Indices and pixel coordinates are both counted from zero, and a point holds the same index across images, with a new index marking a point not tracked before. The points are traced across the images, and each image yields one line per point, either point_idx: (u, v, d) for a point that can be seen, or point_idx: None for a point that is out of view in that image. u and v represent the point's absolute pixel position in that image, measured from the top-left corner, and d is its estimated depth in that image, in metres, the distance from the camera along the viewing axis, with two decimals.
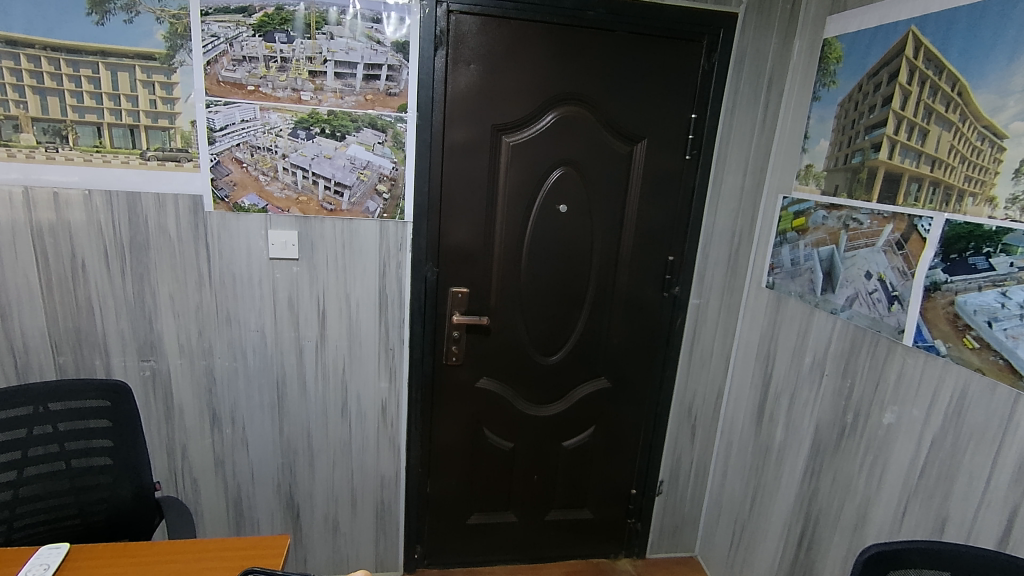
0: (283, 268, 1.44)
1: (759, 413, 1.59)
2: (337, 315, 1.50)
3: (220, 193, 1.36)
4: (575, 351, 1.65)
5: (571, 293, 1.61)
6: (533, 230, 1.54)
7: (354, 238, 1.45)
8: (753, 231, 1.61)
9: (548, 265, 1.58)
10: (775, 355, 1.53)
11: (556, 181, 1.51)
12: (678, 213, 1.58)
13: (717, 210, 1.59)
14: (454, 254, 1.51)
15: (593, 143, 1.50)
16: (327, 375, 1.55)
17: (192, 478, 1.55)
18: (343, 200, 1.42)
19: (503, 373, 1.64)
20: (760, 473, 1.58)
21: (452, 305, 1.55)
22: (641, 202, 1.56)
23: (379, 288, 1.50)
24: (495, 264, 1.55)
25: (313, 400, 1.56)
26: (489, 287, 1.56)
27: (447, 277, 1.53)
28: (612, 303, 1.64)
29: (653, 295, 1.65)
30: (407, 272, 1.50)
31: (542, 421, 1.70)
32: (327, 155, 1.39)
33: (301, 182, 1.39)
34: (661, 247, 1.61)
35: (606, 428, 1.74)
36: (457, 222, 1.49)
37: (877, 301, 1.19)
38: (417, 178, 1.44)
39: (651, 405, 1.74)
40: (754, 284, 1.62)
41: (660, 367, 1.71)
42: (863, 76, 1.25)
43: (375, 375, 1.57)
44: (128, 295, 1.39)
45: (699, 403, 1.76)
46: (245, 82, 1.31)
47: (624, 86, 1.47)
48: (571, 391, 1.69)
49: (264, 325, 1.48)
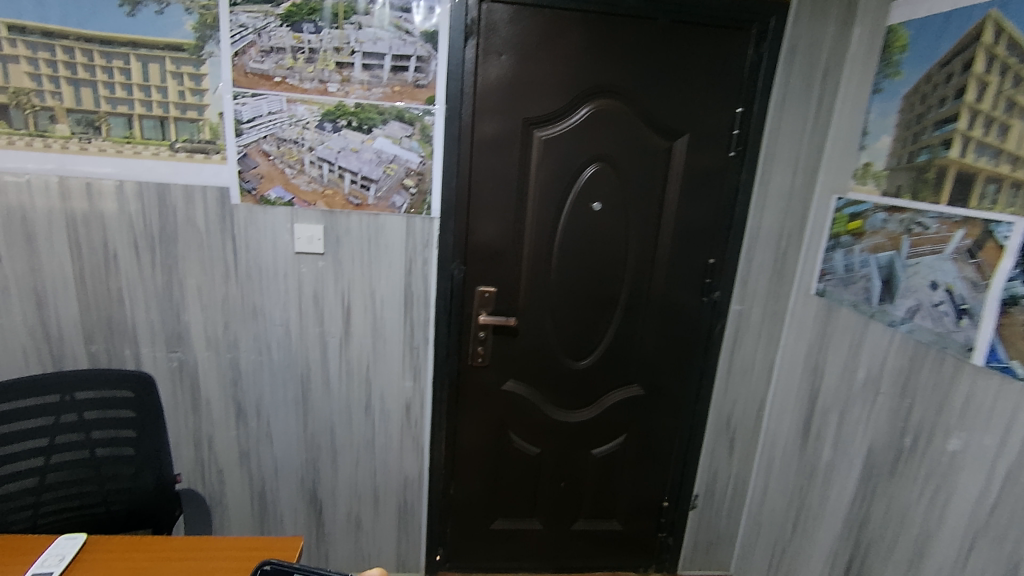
0: (308, 263, 1.42)
1: (803, 429, 1.48)
2: (361, 312, 1.48)
3: (247, 185, 1.35)
4: (606, 356, 1.58)
5: (604, 295, 1.53)
6: (564, 229, 1.47)
7: (380, 234, 1.42)
8: (804, 233, 1.49)
9: (579, 266, 1.51)
10: (824, 368, 1.41)
11: (590, 177, 1.44)
12: (721, 213, 1.49)
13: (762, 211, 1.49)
14: (481, 253, 1.46)
15: (631, 137, 1.42)
16: (351, 372, 1.52)
17: (217, 469, 1.56)
18: (369, 194, 1.39)
19: (531, 376, 1.58)
20: (805, 495, 1.47)
21: (478, 304, 1.50)
22: (680, 201, 1.47)
23: (404, 285, 1.47)
24: (524, 263, 1.49)
25: (336, 397, 1.53)
26: (518, 286, 1.51)
27: (474, 276, 1.48)
28: (647, 307, 1.55)
29: (690, 300, 1.55)
30: (433, 270, 1.46)
31: (570, 428, 1.63)
32: (353, 148, 1.36)
33: (327, 175, 1.36)
34: (701, 250, 1.51)
35: (636, 436, 1.66)
36: (485, 219, 1.44)
37: (944, 315, 1.07)
38: (445, 172, 1.39)
39: (686, 415, 1.65)
40: (802, 291, 1.51)
41: (697, 375, 1.62)
42: (932, 66, 1.13)
43: (398, 375, 1.54)
44: (158, 285, 1.39)
45: (738, 415, 1.66)
46: (273, 73, 1.29)
47: (665, 78, 1.38)
48: (602, 397, 1.62)
49: (289, 319, 1.46)
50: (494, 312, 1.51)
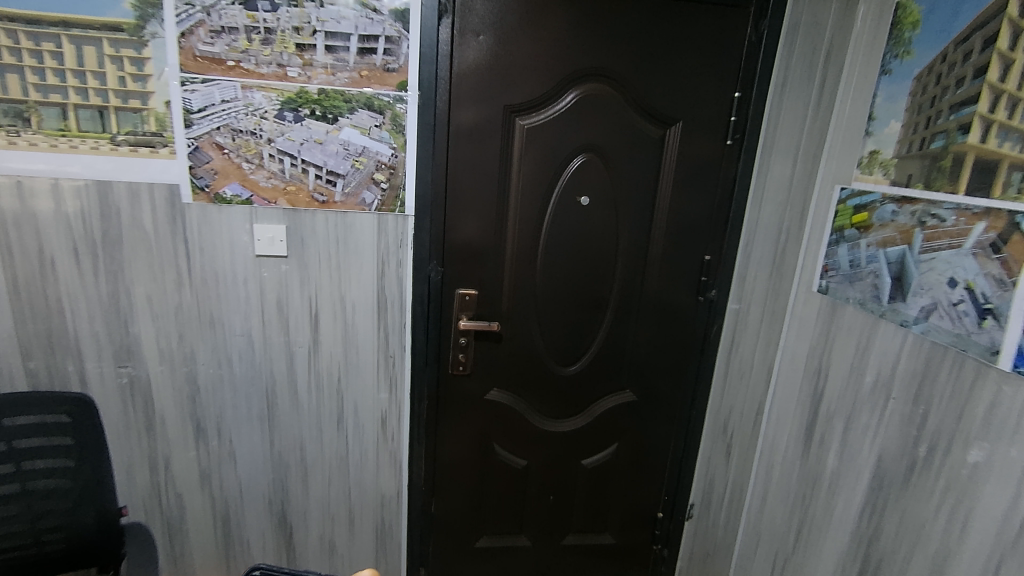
0: (270, 266, 1.30)
1: (805, 435, 1.39)
2: (331, 319, 1.36)
3: (199, 181, 1.21)
4: (597, 360, 1.48)
5: (593, 295, 1.43)
6: (550, 226, 1.37)
7: (349, 233, 1.30)
8: (804, 227, 1.40)
9: (566, 265, 1.40)
10: (828, 371, 1.33)
11: (577, 169, 1.33)
12: (717, 206, 1.39)
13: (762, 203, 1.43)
14: (461, 252, 1.35)
15: (620, 125, 1.31)
16: (321, 384, 1.40)
17: (176, 493, 1.43)
18: (336, 190, 1.26)
19: (516, 384, 1.47)
20: (807, 505, 1.39)
21: (459, 308, 1.39)
22: (673, 194, 1.37)
23: (377, 289, 1.35)
24: (507, 263, 1.38)
25: (305, 411, 1.41)
26: (500, 288, 1.40)
27: (453, 278, 1.37)
28: (639, 308, 1.45)
29: (685, 300, 1.46)
30: (408, 271, 1.34)
31: (558, 437, 1.53)
32: (317, 140, 1.23)
33: (289, 170, 1.23)
34: (696, 246, 1.41)
35: (630, 445, 1.57)
36: (463, 216, 1.33)
37: (963, 315, 0.99)
38: (420, 166, 1.27)
39: (681, 421, 1.56)
40: (801, 288, 1.42)
41: (692, 379, 1.53)
42: (950, 42, 1.04)
43: (373, 386, 1.42)
44: (102, 294, 1.26)
45: (736, 421, 1.59)
46: (225, 57, 1.15)
47: (656, 60, 1.28)
48: (593, 405, 1.52)
49: (251, 328, 1.34)
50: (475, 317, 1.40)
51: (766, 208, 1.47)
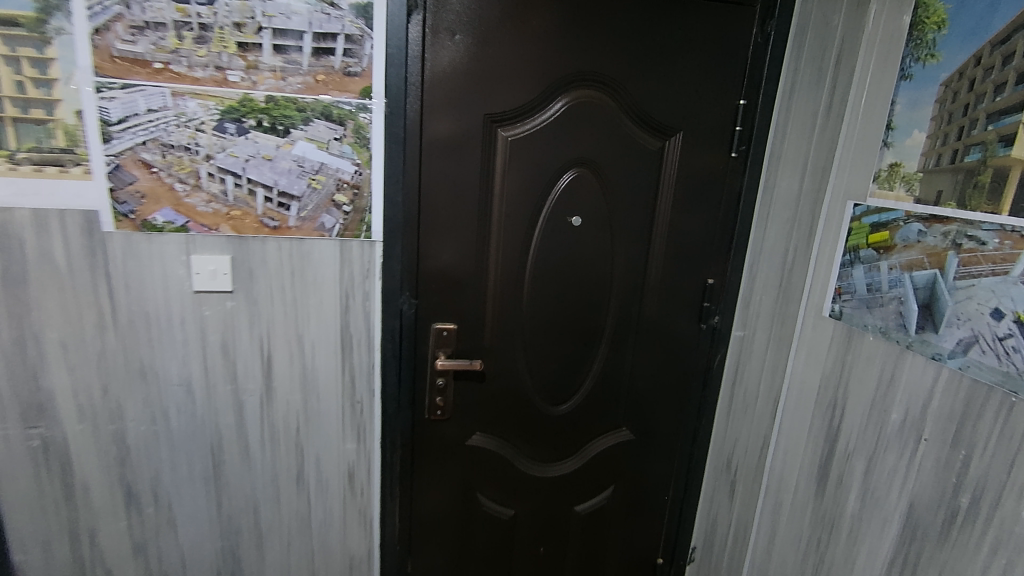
0: (213, 303, 1.10)
1: (817, 474, 1.27)
2: (286, 362, 1.17)
3: (122, 206, 1.01)
4: (590, 396, 1.33)
5: (587, 325, 1.28)
6: (537, 249, 1.21)
7: (306, 263, 1.12)
8: (812, 245, 1.27)
9: (557, 292, 1.25)
10: (845, 405, 1.20)
11: (568, 186, 1.19)
12: (719, 225, 1.26)
13: (774, 224, 1.36)
14: (437, 282, 1.18)
15: (614, 137, 1.17)
16: (277, 436, 1.21)
17: (104, 570, 1.21)
18: (290, 214, 1.08)
19: (502, 426, 1.31)
20: (820, 553, 1.25)
21: (435, 344, 1.22)
22: (673, 211, 1.24)
23: (340, 326, 1.17)
24: (489, 292, 1.22)
25: (260, 467, 1.22)
26: (482, 320, 1.24)
27: (428, 311, 1.20)
28: (637, 338, 1.31)
29: (686, 327, 1.32)
30: (376, 305, 1.17)
31: (549, 482, 1.37)
32: (266, 156, 1.04)
33: (232, 191, 1.05)
34: (698, 269, 1.28)
35: (627, 486, 1.43)
36: (437, 241, 1.16)
37: (1013, 351, 0.87)
38: (388, 185, 1.10)
39: (682, 458, 1.43)
40: (809, 312, 1.30)
41: (693, 412, 1.39)
42: (984, 43, 0.92)
43: (338, 435, 1.24)
44: (4, 342, 1.05)
45: (740, 454, 1.49)
46: (150, 57, 0.96)
47: (654, 64, 1.15)
48: (586, 446, 1.37)
49: (191, 376, 1.14)
50: (453, 353, 1.24)
51: (771, 224, 1.36)
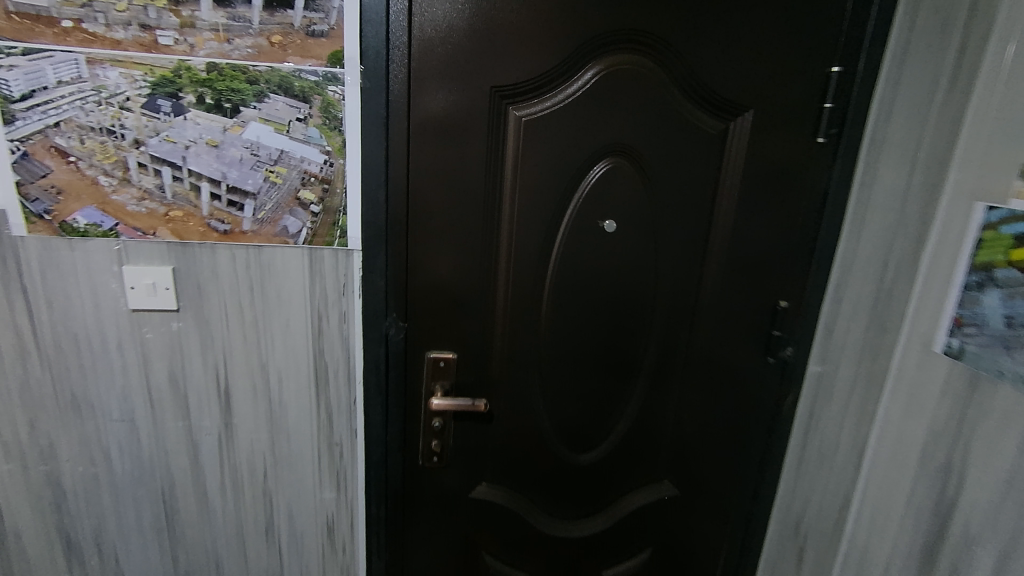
0: (154, 324, 0.89)
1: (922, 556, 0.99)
2: (247, 395, 0.95)
3: (35, 205, 0.81)
4: (624, 441, 1.08)
5: (621, 357, 1.02)
6: (559, 263, 0.96)
7: (268, 276, 0.89)
8: (922, 261, 0.94)
9: (583, 316, 0.99)
10: (965, 476, 0.91)
11: (599, 181, 0.92)
12: (798, 232, 0.98)
13: (873, 232, 1.03)
14: (433, 301, 0.95)
15: (661, 118, 0.90)
16: (242, 483, 1.00)
17: None
18: (244, 215, 0.86)
19: (514, 476, 1.07)
20: None
21: (429, 378, 0.98)
22: (736, 215, 0.96)
23: (312, 354, 0.94)
24: (497, 314, 0.98)
25: (221, 519, 1.01)
26: (488, 348, 0.99)
27: (423, 337, 0.96)
28: (684, 372, 1.05)
29: (749, 360, 1.05)
30: (356, 328, 0.94)
31: (574, 543, 1.13)
32: (210, 141, 0.82)
33: (170, 186, 0.83)
34: (767, 288, 1.00)
35: (669, 548, 1.17)
36: (429, 250, 0.92)
37: None
38: (367, 178, 0.87)
39: (739, 517, 1.16)
40: (911, 347, 0.99)
41: (755, 462, 1.13)
42: None
43: (314, 482, 1.02)
44: None
45: (811, 515, 1.20)
46: (57, 14, 0.75)
47: (716, 20, 0.87)
48: (621, 499, 1.13)
49: (133, 411, 0.93)
50: (452, 389, 1.00)
51: (867, 232, 1.05)
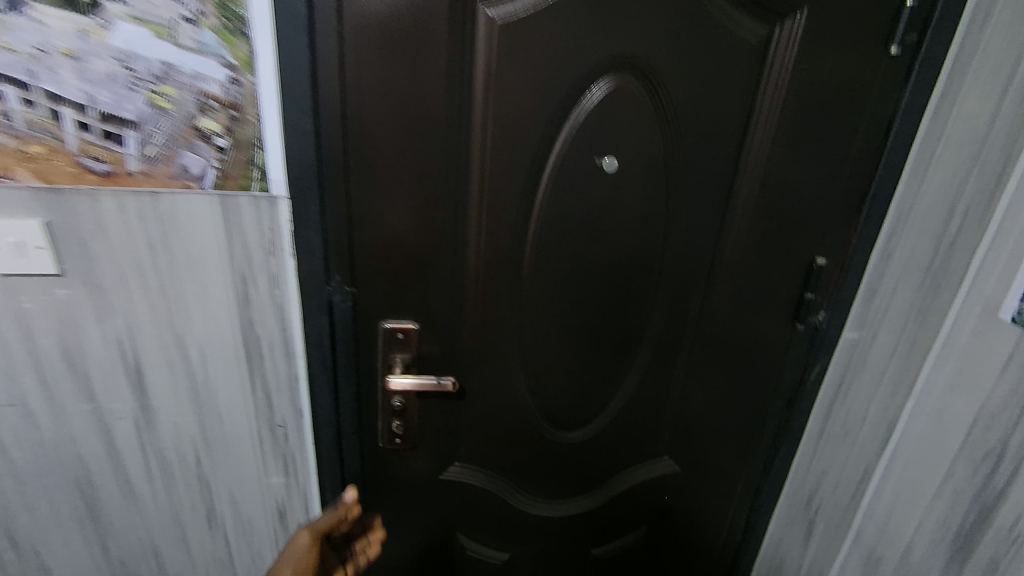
0: (29, 291, 0.70)
1: (953, 541, 0.90)
2: (164, 373, 0.79)
3: None
4: (619, 419, 0.93)
5: (619, 325, 0.85)
6: (546, 214, 0.76)
7: (171, 232, 0.70)
8: (994, 209, 0.78)
9: (575, 279, 0.81)
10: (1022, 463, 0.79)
11: (600, 108, 0.71)
12: (845, 174, 0.78)
13: (938, 177, 0.85)
14: (387, 261, 0.76)
15: (684, 22, 0.68)
16: (171, 468, 0.86)
17: None
18: (128, 153, 0.64)
19: (490, 456, 0.93)
20: None
21: (388, 350, 0.81)
22: (774, 152, 0.76)
23: (240, 325, 0.77)
24: (468, 277, 0.79)
25: (152, 507, 0.88)
26: (458, 317, 0.82)
27: (377, 304, 0.79)
28: (693, 341, 0.88)
29: (770, 327, 0.88)
30: (291, 294, 0.76)
31: (559, 524, 1.01)
32: (65, 50, 0.58)
33: (18, 113, 0.60)
34: (802, 244, 0.81)
35: (664, 525, 1.06)
36: (378, 198, 0.72)
37: None
38: (289, 104, 0.65)
39: (745, 493, 1.04)
40: (972, 311, 0.84)
41: (768, 438, 0.98)
42: None
43: (257, 466, 0.88)
44: None
45: (828, 489, 1.11)
46: None
47: None
48: (613, 479, 0.99)
49: (23, 394, 0.76)
50: (416, 363, 0.83)
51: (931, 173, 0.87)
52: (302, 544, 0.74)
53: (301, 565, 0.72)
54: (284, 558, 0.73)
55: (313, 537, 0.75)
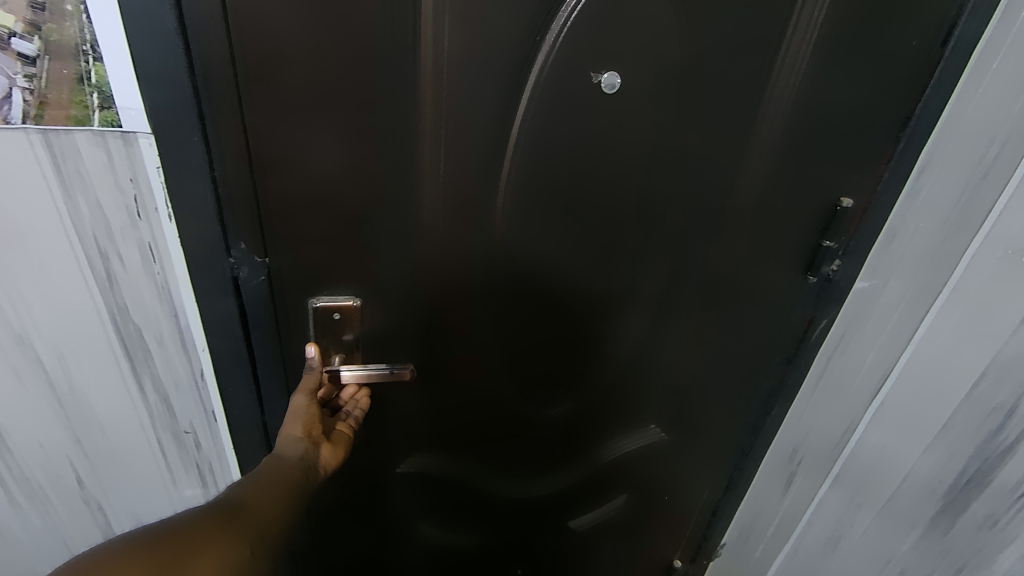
0: None
1: (944, 495, 0.83)
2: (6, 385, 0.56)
3: None
4: (604, 390, 0.80)
5: (610, 285, 0.71)
6: (523, 153, 0.59)
7: None
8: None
9: (560, 232, 0.65)
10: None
11: (592, 5, 0.53)
12: (879, 97, 0.66)
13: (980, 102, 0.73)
14: (309, 219, 0.57)
15: None
16: (47, 496, 0.65)
17: None
18: None
19: (454, 442, 0.79)
20: None
21: (320, 334, 0.63)
22: (807, 68, 0.62)
23: (109, 314, 0.55)
24: (422, 239, 0.61)
25: (29, 541, 0.68)
26: (412, 289, 0.63)
27: (303, 277, 0.60)
28: (691, 299, 0.75)
29: (776, 281, 0.77)
30: (177, 269, 0.55)
31: (534, 503, 0.90)
32: None
33: None
34: (814, 181, 0.70)
35: (645, 494, 0.97)
36: (286, 135, 0.52)
37: None
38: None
39: (732, 455, 0.96)
40: (991, 254, 0.74)
41: (761, 398, 0.89)
42: None
43: (164, 479, 0.69)
44: None
45: (813, 441, 1.06)
46: None
47: None
48: (594, 454, 0.88)
49: None
50: (358, 347, 0.66)
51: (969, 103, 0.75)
52: (301, 404, 0.61)
53: (311, 420, 0.60)
54: (288, 420, 0.60)
55: (310, 393, 0.62)
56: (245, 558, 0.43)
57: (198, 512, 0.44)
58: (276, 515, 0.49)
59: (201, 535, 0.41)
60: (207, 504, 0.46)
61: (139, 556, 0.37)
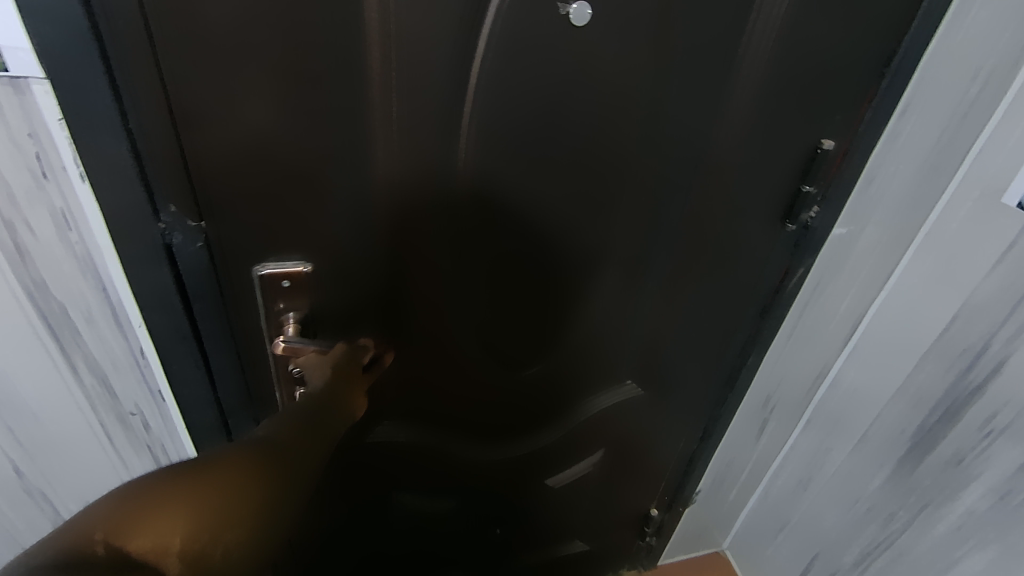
0: None
1: (913, 435, 0.88)
2: None
3: None
4: (579, 347, 0.78)
5: (583, 240, 0.67)
6: (484, 99, 0.53)
7: None
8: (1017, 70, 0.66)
9: (530, 185, 0.60)
10: (1005, 359, 0.74)
11: None
12: (861, 36, 0.62)
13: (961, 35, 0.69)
14: (253, 180, 0.51)
15: None
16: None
17: None
18: None
19: (425, 408, 0.75)
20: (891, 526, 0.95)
21: (271, 304, 0.58)
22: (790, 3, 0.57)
23: (24, 291, 0.49)
24: (379, 196, 0.55)
25: None
26: (370, 252, 0.59)
27: (245, 245, 0.54)
28: (668, 253, 0.73)
29: (753, 229, 0.74)
30: (100, 237, 0.49)
31: (510, 463, 0.88)
32: None
33: None
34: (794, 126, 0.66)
35: (620, 450, 0.97)
36: (208, 82, 0.45)
37: None
38: None
39: (708, 406, 0.96)
40: (967, 196, 0.75)
41: (736, 348, 0.88)
42: None
43: (113, 464, 0.65)
44: None
45: (785, 389, 1.05)
46: None
47: None
48: (570, 413, 0.86)
49: None
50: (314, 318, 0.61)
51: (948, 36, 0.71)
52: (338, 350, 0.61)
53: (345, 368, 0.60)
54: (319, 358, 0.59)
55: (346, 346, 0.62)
56: (286, 509, 0.39)
57: (237, 443, 0.41)
58: (309, 460, 0.46)
59: (250, 472, 0.39)
60: (244, 440, 0.42)
61: (201, 497, 0.34)
